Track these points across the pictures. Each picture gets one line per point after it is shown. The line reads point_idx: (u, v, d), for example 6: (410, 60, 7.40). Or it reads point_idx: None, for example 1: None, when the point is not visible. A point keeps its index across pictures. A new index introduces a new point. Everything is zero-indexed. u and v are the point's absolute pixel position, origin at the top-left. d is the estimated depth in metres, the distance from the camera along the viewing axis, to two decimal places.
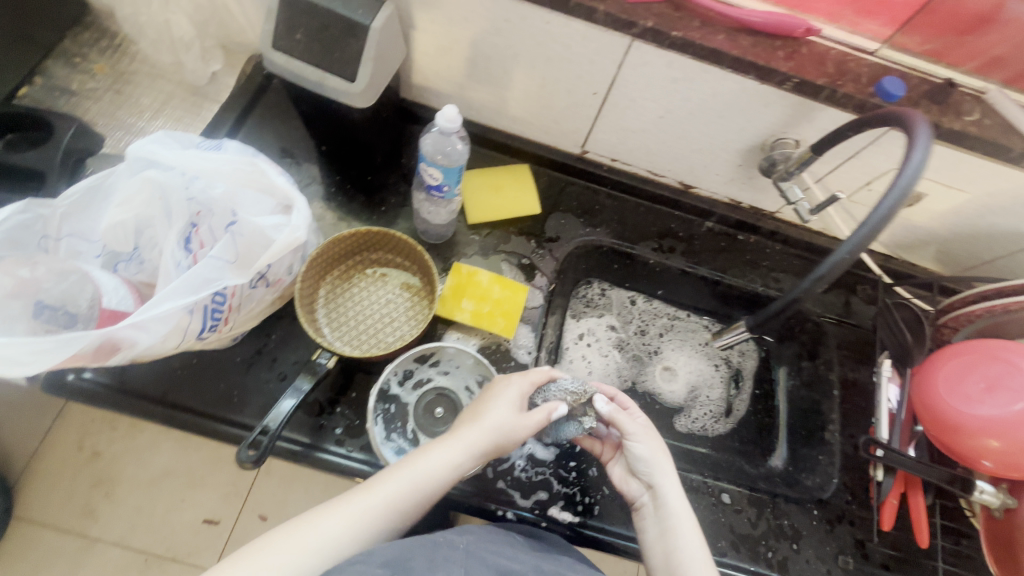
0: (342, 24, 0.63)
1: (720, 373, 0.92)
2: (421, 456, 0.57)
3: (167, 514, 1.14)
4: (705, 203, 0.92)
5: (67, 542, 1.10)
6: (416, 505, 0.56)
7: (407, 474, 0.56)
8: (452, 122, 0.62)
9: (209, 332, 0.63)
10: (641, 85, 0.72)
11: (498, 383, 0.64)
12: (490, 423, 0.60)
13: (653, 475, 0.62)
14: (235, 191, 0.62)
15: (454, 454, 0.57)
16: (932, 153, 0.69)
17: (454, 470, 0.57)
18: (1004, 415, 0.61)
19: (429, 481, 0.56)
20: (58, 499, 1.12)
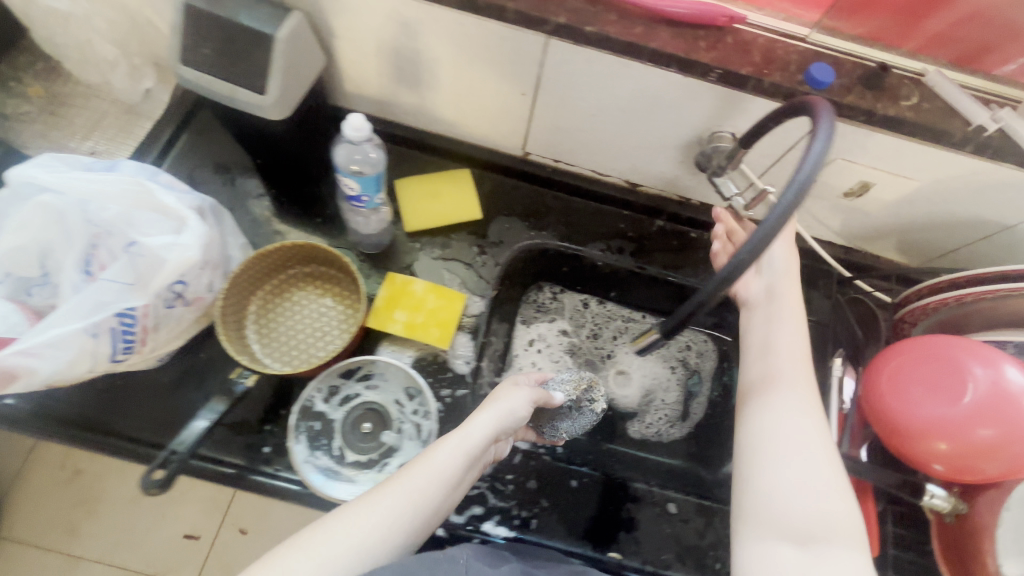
0: (249, 35, 0.62)
1: (676, 376, 0.90)
2: (426, 456, 0.54)
3: (147, 530, 1.15)
4: (654, 201, 0.89)
5: (49, 560, 1.12)
6: (433, 505, 0.52)
7: (418, 473, 0.52)
8: (360, 132, 0.61)
9: (124, 355, 0.62)
10: (568, 83, 0.70)
11: (500, 387, 0.62)
12: (495, 416, 0.58)
13: (782, 276, 0.68)
14: (133, 211, 0.62)
15: (459, 452, 0.54)
16: (872, 141, 0.66)
17: (458, 464, 0.54)
18: (948, 417, 0.58)
19: (442, 480, 0.53)
20: (41, 518, 1.14)
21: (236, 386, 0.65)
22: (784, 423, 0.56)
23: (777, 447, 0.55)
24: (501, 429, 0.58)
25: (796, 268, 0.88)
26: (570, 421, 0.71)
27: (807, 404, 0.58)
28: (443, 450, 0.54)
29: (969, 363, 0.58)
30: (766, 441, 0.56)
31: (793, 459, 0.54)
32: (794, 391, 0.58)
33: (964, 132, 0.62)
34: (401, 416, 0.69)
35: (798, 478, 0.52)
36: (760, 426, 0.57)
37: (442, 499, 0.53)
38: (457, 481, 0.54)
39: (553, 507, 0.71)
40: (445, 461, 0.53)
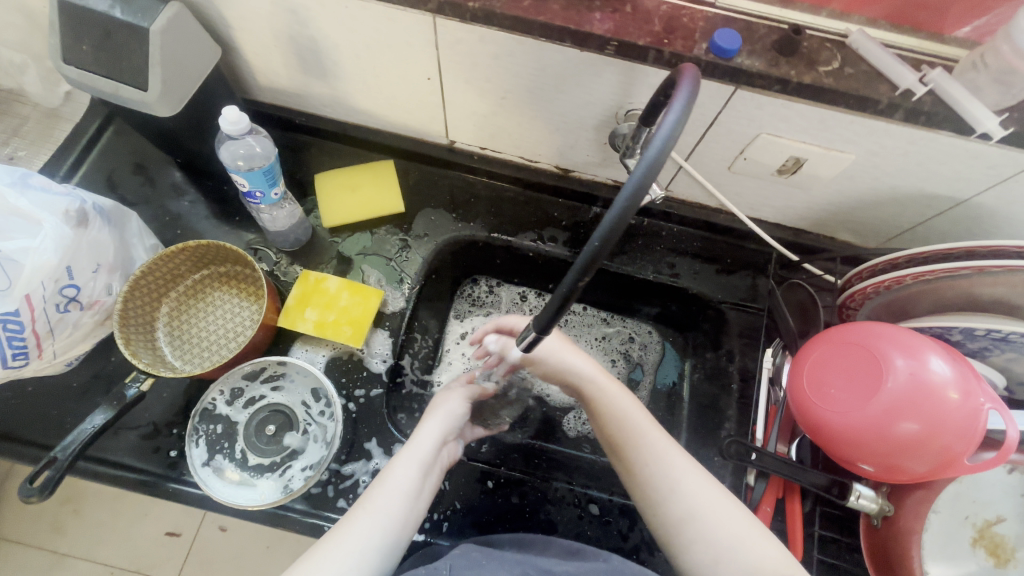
0: (124, 28, 0.59)
1: (616, 369, 0.90)
2: (383, 478, 0.54)
3: (129, 528, 1.17)
4: (587, 186, 0.84)
5: (34, 557, 1.14)
6: (403, 521, 0.52)
7: (379, 494, 0.53)
8: (239, 123, 0.59)
9: (19, 361, 0.60)
10: (469, 65, 0.66)
11: (437, 397, 0.65)
12: (438, 423, 0.61)
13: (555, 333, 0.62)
14: None
15: (413, 464, 0.56)
16: (793, 112, 0.60)
17: (414, 476, 0.55)
18: (873, 411, 0.53)
19: (404, 494, 0.53)
20: (24, 518, 1.16)
21: (128, 390, 0.63)
22: (682, 491, 0.54)
23: (689, 522, 0.52)
24: (447, 431, 0.61)
25: (740, 253, 0.83)
26: (509, 408, 0.81)
27: (691, 468, 0.56)
28: (399, 465, 0.55)
29: (890, 354, 0.53)
30: (685, 522, 0.52)
31: (712, 526, 0.52)
32: (674, 459, 0.56)
33: (890, 97, 0.55)
34: (307, 417, 0.69)
35: (725, 538, 0.51)
36: (663, 509, 0.54)
37: (411, 512, 0.54)
38: (419, 491, 0.55)
39: (467, 509, 0.68)
40: (401, 476, 0.54)
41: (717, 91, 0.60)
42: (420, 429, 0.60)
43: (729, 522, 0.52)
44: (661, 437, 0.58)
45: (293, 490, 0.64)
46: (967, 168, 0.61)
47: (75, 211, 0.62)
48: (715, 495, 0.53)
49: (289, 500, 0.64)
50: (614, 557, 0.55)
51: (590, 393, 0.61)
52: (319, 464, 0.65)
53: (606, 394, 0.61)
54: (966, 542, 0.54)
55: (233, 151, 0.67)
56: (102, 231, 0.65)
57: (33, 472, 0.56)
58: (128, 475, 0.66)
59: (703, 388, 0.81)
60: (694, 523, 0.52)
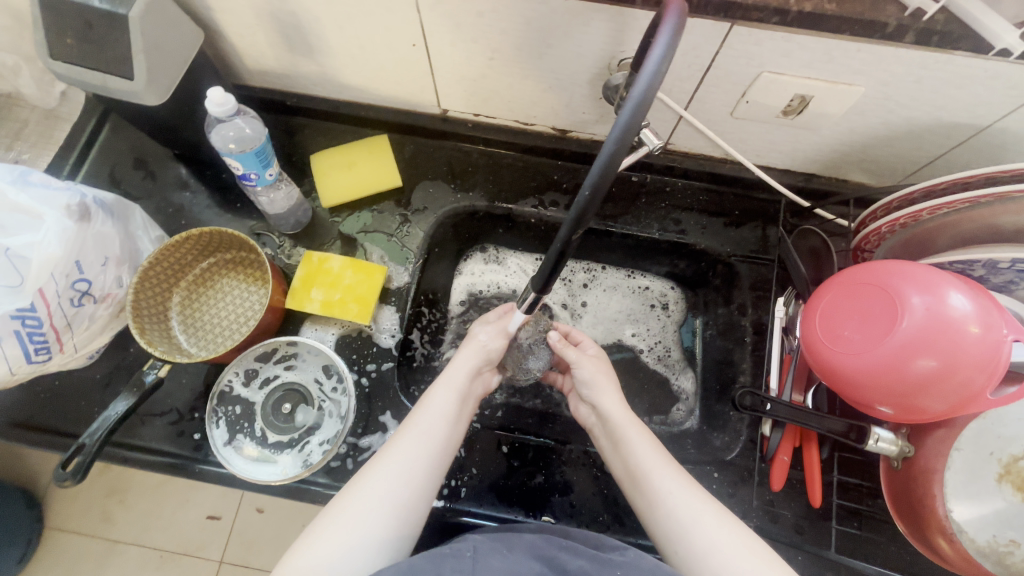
0: (104, 18, 0.59)
1: (656, 314, 0.89)
2: (423, 405, 0.57)
3: (172, 514, 1.23)
4: (586, 146, 0.82)
5: (91, 543, 1.21)
6: (445, 443, 0.56)
7: (421, 419, 0.56)
8: (225, 105, 0.59)
9: (42, 356, 0.62)
10: (452, 27, 0.64)
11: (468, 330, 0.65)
12: (471, 354, 0.62)
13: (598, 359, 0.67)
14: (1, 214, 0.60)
15: (450, 392, 0.58)
16: (794, 46, 0.57)
17: (452, 404, 0.58)
18: (881, 356, 0.51)
19: (443, 418, 0.56)
20: (77, 508, 1.23)
21: (146, 377, 0.64)
22: (694, 525, 0.52)
23: (710, 556, 0.49)
24: (481, 363, 0.62)
25: (750, 204, 0.80)
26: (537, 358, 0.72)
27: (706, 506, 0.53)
28: (437, 394, 0.58)
29: (906, 290, 0.51)
30: (707, 556, 0.50)
31: (736, 558, 0.49)
32: (687, 498, 0.54)
33: (898, 19, 0.52)
34: (321, 394, 0.70)
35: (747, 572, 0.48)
36: (681, 544, 0.52)
37: (453, 433, 0.57)
38: (458, 416, 0.58)
39: (482, 474, 0.69)
40: (440, 400, 0.57)
41: (711, 29, 0.57)
42: (453, 361, 0.61)
43: (749, 559, 0.49)
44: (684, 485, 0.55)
45: (313, 464, 0.65)
46: (985, 91, 0.57)
47: (75, 206, 0.63)
48: (728, 528, 0.51)
49: (309, 474, 0.65)
50: (630, 548, 0.50)
51: (615, 428, 0.61)
52: (335, 438, 0.66)
53: (623, 429, 0.60)
54: (992, 479, 0.52)
55: (224, 134, 0.66)
56: (105, 224, 0.65)
57: (65, 457, 0.59)
58: (156, 458, 0.68)
59: (717, 344, 0.80)
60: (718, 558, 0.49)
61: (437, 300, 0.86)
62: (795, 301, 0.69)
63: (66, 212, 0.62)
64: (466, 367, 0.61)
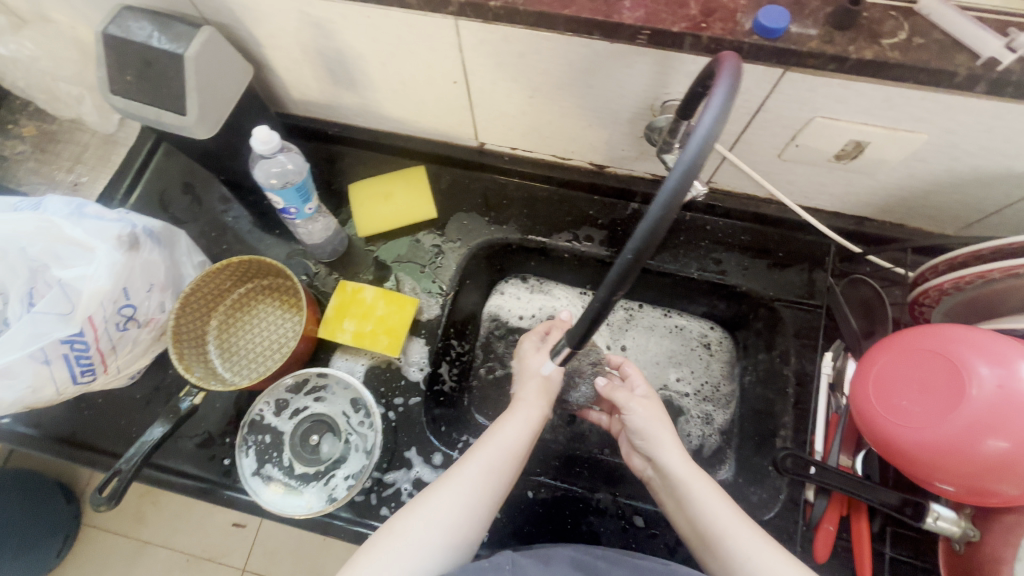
0: (162, 56, 0.62)
1: (699, 354, 0.85)
2: (489, 437, 0.58)
3: (201, 518, 1.25)
4: (624, 182, 0.80)
5: (121, 543, 1.24)
6: (505, 477, 0.56)
7: (489, 450, 0.56)
8: (270, 143, 0.59)
9: (87, 376, 0.64)
10: (494, 66, 0.64)
11: (524, 360, 0.67)
12: (535, 386, 0.63)
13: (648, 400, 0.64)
14: (55, 245, 0.62)
15: (518, 427, 0.59)
16: (850, 92, 0.54)
17: (520, 440, 0.58)
18: (943, 432, 0.47)
19: (511, 454, 0.57)
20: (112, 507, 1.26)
21: (182, 403, 0.66)
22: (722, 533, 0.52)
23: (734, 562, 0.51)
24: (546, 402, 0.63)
25: (794, 246, 0.77)
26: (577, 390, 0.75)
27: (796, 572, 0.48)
28: (507, 429, 0.59)
29: (972, 361, 0.47)
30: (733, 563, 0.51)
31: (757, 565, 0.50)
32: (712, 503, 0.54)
33: (969, 68, 0.49)
34: (348, 427, 0.69)
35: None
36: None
37: (514, 471, 0.57)
38: (521, 454, 0.58)
39: (507, 519, 0.67)
40: (510, 435, 0.58)
41: (763, 74, 0.55)
42: (519, 399, 0.62)
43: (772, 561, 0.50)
44: (703, 486, 0.55)
45: (337, 500, 0.64)
46: None
47: (126, 236, 0.65)
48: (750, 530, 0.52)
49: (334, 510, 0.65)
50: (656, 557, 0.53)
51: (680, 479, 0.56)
52: (360, 474, 0.66)
53: (688, 483, 0.56)
54: None
55: (267, 169, 0.67)
56: (152, 252, 0.67)
57: (101, 482, 0.60)
58: (185, 482, 0.70)
59: (756, 392, 0.76)
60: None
61: (466, 332, 0.84)
62: (844, 356, 0.67)
63: (115, 243, 0.64)
64: (531, 407, 0.61)
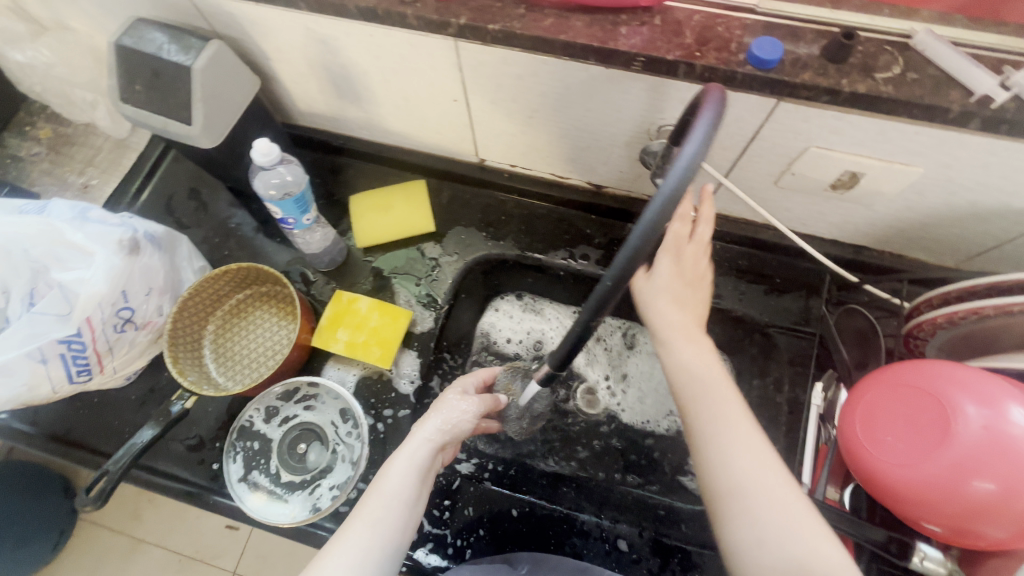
0: (171, 67, 0.64)
1: None
2: (378, 484, 0.52)
3: (193, 519, 1.26)
4: (622, 202, 0.80)
5: (114, 540, 1.25)
6: (401, 530, 0.51)
7: (374, 502, 0.51)
8: (270, 155, 0.61)
9: (83, 376, 0.66)
10: (493, 86, 0.65)
11: (444, 394, 0.60)
12: (436, 427, 0.56)
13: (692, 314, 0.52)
14: (58, 247, 0.64)
15: (409, 470, 0.53)
16: (844, 124, 0.54)
17: (411, 484, 0.53)
18: (930, 472, 0.46)
19: (401, 501, 0.51)
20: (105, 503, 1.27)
21: (173, 407, 0.66)
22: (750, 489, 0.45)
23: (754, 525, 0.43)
24: (448, 439, 0.57)
25: (791, 273, 0.76)
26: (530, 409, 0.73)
27: (797, 502, 0.44)
28: (393, 476, 0.53)
29: (960, 400, 0.47)
30: (755, 538, 0.43)
31: (781, 537, 0.42)
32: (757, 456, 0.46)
33: (963, 105, 0.48)
34: (336, 437, 0.70)
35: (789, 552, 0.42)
36: (758, 551, 0.43)
37: (411, 520, 0.52)
38: (416, 497, 0.53)
39: (490, 537, 0.67)
40: (396, 482, 0.52)
41: (757, 104, 0.56)
42: (411, 435, 0.56)
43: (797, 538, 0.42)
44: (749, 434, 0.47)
45: (321, 510, 0.65)
46: None
47: (127, 240, 0.66)
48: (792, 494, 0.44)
49: (317, 520, 0.65)
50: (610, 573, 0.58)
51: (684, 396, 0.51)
52: (344, 485, 0.66)
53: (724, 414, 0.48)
54: None
55: (267, 180, 0.68)
56: (152, 257, 0.69)
57: (90, 482, 0.61)
58: (173, 484, 0.70)
59: None
60: (819, 565, 0.40)
61: (460, 347, 0.84)
62: (835, 386, 0.65)
63: (120, 248, 0.65)
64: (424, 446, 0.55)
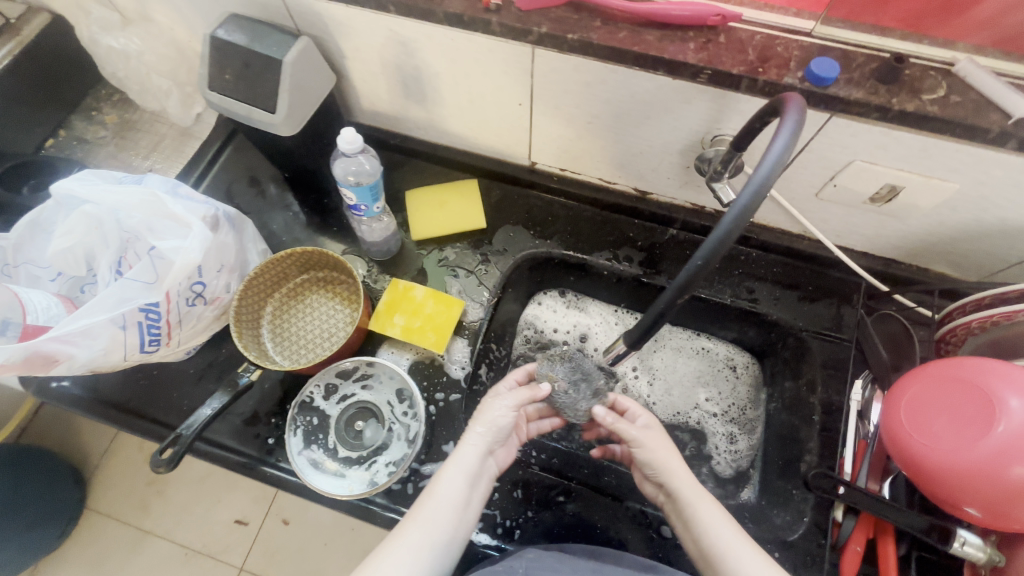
0: (263, 59, 0.68)
1: (725, 375, 0.87)
2: (432, 490, 0.57)
3: (205, 511, 1.26)
4: (665, 209, 0.86)
5: (124, 531, 1.25)
6: (451, 532, 0.56)
7: (428, 507, 0.55)
8: (354, 144, 0.65)
9: (153, 346, 0.68)
10: (561, 92, 0.70)
11: (486, 399, 0.64)
12: (480, 433, 0.60)
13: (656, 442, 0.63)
14: (152, 219, 0.67)
15: (460, 476, 0.58)
16: (890, 139, 0.60)
17: (461, 491, 0.57)
18: (973, 460, 0.50)
19: (452, 506, 0.56)
20: (116, 492, 1.27)
21: (241, 378, 0.69)
22: None
23: None
24: (493, 443, 0.61)
25: (824, 282, 0.80)
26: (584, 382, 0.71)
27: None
28: (446, 482, 0.57)
29: (1004, 394, 0.50)
30: None
31: None
32: (745, 554, 0.55)
33: (1002, 126, 0.54)
34: (391, 416, 0.73)
35: None
36: None
37: (461, 524, 0.57)
38: (466, 502, 0.58)
39: (538, 519, 0.69)
40: (450, 488, 0.57)
41: (811, 118, 0.61)
42: (463, 443, 0.60)
43: None
44: (730, 530, 0.57)
45: (379, 484, 0.67)
46: None
47: (211, 218, 0.70)
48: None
49: (373, 495, 0.67)
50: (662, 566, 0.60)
51: (685, 499, 0.59)
52: (401, 461, 0.69)
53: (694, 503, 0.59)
54: None
55: (346, 166, 0.72)
56: (228, 236, 0.72)
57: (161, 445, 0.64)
58: (229, 456, 0.72)
59: (780, 419, 0.79)
60: None
61: (504, 337, 0.89)
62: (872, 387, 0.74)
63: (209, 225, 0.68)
64: (472, 454, 0.59)
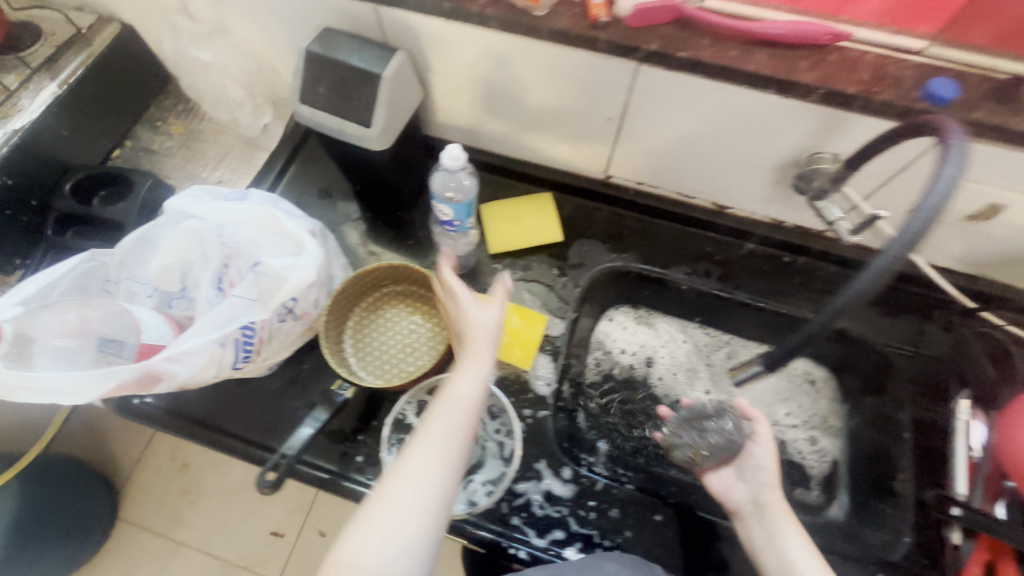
0: (360, 73, 0.68)
1: (805, 389, 0.85)
2: (442, 398, 0.56)
3: (240, 523, 1.23)
4: (743, 224, 0.85)
5: (158, 543, 1.21)
6: (464, 435, 0.55)
7: (443, 413, 0.55)
8: (458, 160, 0.64)
9: (243, 363, 0.66)
10: (656, 109, 0.70)
11: (454, 302, 0.62)
12: (482, 335, 0.60)
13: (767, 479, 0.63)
14: (258, 236, 0.68)
15: (473, 375, 0.58)
16: (1002, 159, 0.60)
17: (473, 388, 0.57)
18: None
19: (466, 410, 0.56)
20: (149, 504, 1.24)
21: (338, 396, 0.72)
22: None
23: None
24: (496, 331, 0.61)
25: (907, 298, 0.79)
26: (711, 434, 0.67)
27: None
28: (453, 392, 0.56)
29: None
30: None
31: None
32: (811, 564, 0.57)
33: None
34: (484, 434, 0.73)
35: None
36: None
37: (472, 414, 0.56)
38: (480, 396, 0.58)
39: (637, 539, 0.69)
40: (462, 391, 0.56)
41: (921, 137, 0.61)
42: (465, 353, 0.59)
43: None
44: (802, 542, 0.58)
45: (479, 504, 0.68)
46: None
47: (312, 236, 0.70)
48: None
49: (473, 516, 0.67)
50: None
51: (770, 507, 0.61)
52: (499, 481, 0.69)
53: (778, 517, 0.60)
54: None
55: (446, 181, 0.71)
56: None
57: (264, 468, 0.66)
58: (317, 474, 0.71)
59: (865, 435, 0.78)
60: None
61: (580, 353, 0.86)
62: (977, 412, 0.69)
63: (312, 245, 0.67)
64: (480, 324, 0.60)
